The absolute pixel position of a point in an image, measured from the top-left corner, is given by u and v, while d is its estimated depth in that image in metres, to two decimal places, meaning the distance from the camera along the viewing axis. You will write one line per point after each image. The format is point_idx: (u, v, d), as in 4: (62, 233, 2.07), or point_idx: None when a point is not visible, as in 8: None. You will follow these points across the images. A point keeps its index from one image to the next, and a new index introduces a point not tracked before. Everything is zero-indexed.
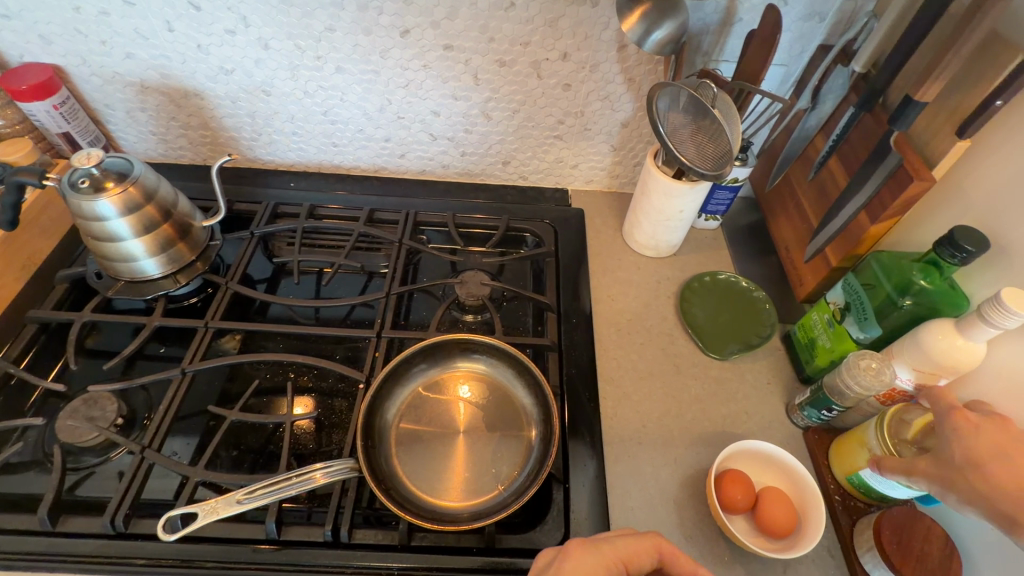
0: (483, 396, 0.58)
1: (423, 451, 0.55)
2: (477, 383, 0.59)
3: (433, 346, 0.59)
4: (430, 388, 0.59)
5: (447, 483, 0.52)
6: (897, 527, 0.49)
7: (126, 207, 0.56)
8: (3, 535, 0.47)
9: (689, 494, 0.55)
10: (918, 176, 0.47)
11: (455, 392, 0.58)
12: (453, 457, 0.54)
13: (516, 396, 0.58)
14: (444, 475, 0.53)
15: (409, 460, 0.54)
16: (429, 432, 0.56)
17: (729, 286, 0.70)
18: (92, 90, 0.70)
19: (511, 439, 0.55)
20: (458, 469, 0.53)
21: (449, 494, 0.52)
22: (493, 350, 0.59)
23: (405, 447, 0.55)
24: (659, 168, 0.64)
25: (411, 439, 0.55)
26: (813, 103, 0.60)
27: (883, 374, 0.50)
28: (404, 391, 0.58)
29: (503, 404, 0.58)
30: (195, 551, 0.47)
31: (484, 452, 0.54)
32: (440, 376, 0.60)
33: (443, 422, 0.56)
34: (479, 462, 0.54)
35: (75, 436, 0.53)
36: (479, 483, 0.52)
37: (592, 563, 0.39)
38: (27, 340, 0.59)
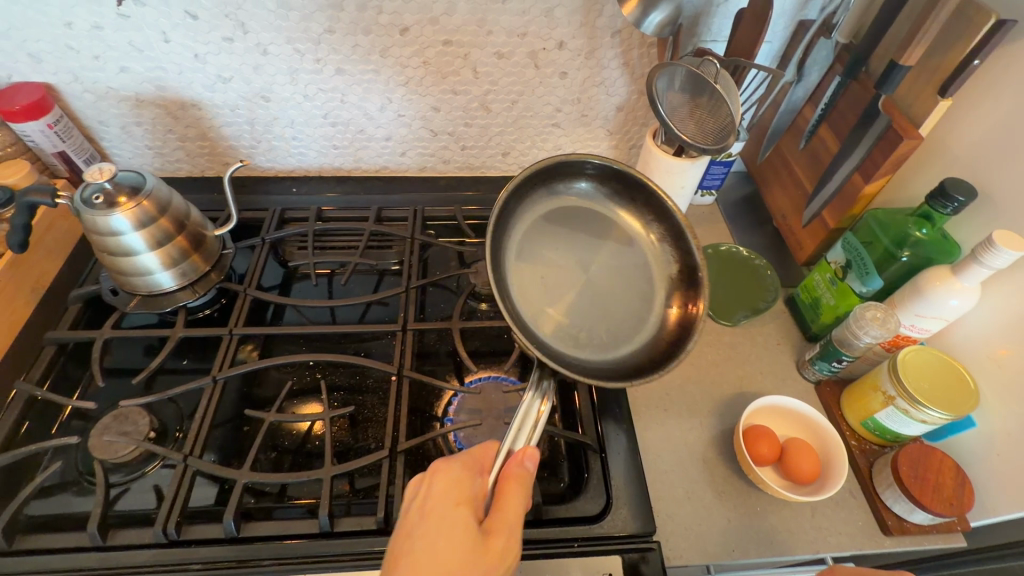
0: (619, 255, 0.61)
1: (537, 294, 0.56)
2: (615, 236, 0.62)
3: (553, 173, 0.59)
4: (548, 228, 0.61)
5: (557, 327, 0.54)
6: (912, 463, 0.52)
7: (140, 221, 0.56)
8: (51, 554, 0.47)
9: (717, 453, 0.58)
10: (907, 136, 0.51)
11: (584, 239, 0.62)
12: (572, 309, 0.57)
13: (652, 255, 0.60)
14: (558, 322, 0.55)
15: (529, 299, 0.55)
16: (544, 278, 0.58)
17: (733, 256, 0.73)
18: (85, 107, 0.68)
19: (643, 299, 0.58)
20: (580, 318, 0.56)
21: (575, 341, 0.54)
22: (648, 205, 0.60)
23: (519, 293, 0.55)
24: (659, 147, 0.66)
25: (523, 285, 0.56)
26: (799, 77, 0.60)
27: (888, 322, 0.54)
28: (520, 231, 0.59)
29: (634, 265, 0.60)
30: (252, 550, 0.48)
31: (619, 313, 0.57)
32: (567, 220, 0.62)
33: (556, 275, 0.59)
34: (618, 321, 0.57)
35: (111, 452, 0.53)
36: (599, 336, 0.55)
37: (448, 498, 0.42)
38: (47, 364, 0.58)
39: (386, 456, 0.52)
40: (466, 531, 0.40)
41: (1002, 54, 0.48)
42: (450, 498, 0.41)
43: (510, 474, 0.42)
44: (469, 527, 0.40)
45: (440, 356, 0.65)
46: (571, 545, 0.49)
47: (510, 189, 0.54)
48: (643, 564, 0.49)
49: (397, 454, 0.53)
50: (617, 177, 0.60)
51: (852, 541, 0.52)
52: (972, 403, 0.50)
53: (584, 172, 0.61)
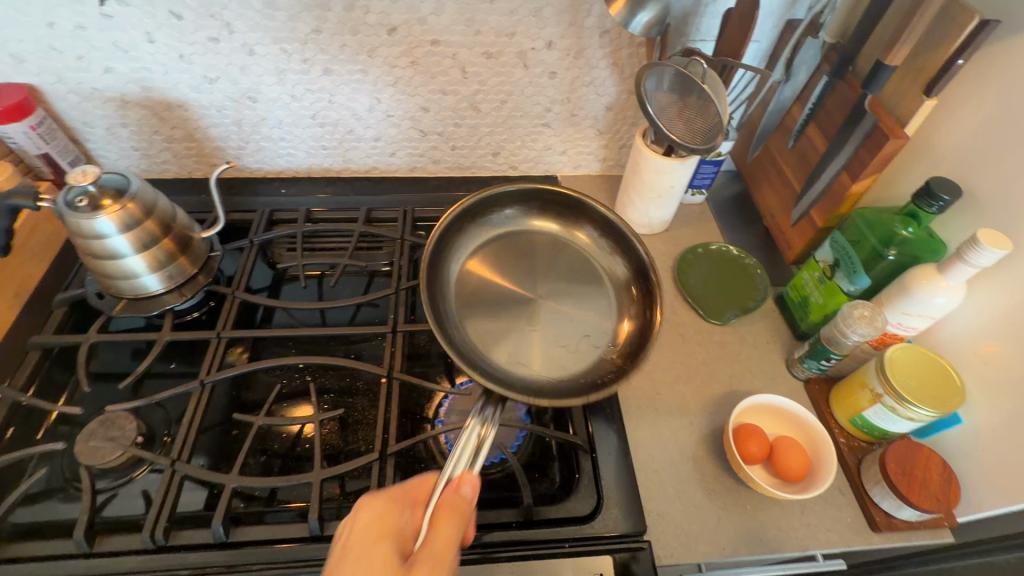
0: (567, 267, 0.64)
1: (487, 320, 0.58)
2: (559, 254, 0.65)
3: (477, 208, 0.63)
4: (488, 255, 0.63)
5: (508, 351, 0.56)
6: (900, 460, 0.53)
7: (125, 224, 0.55)
8: (37, 562, 0.46)
9: (708, 451, 0.58)
10: (893, 135, 0.51)
11: (530, 261, 0.64)
12: (526, 329, 0.58)
13: (599, 263, 0.64)
14: (510, 344, 0.57)
15: (479, 333, 0.56)
16: (492, 308, 0.59)
17: (722, 256, 0.73)
18: (69, 108, 0.68)
19: (594, 308, 0.61)
20: (537, 337, 0.58)
21: (534, 363, 0.55)
22: (585, 218, 0.66)
23: (465, 322, 0.57)
24: (649, 147, 0.66)
25: (470, 316, 0.58)
26: (787, 76, 0.62)
27: (876, 321, 0.54)
28: (461, 256, 0.62)
29: (584, 275, 0.64)
30: (240, 555, 0.48)
31: (573, 324, 0.60)
32: (509, 241, 0.65)
33: (507, 297, 0.60)
34: (573, 332, 0.59)
35: (97, 458, 0.52)
36: (553, 352, 0.57)
37: (376, 529, 0.39)
38: (31, 369, 0.57)
39: (375, 458, 0.52)
40: (388, 566, 0.37)
41: (986, 55, 0.48)
42: (375, 530, 0.39)
43: (445, 503, 0.40)
44: (392, 565, 0.37)
45: (430, 357, 0.64)
46: (562, 546, 0.49)
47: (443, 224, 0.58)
48: (634, 563, 0.49)
49: (387, 457, 0.53)
50: (549, 199, 0.66)
51: (842, 537, 0.53)
52: (957, 399, 0.50)
53: (514, 201, 0.66)
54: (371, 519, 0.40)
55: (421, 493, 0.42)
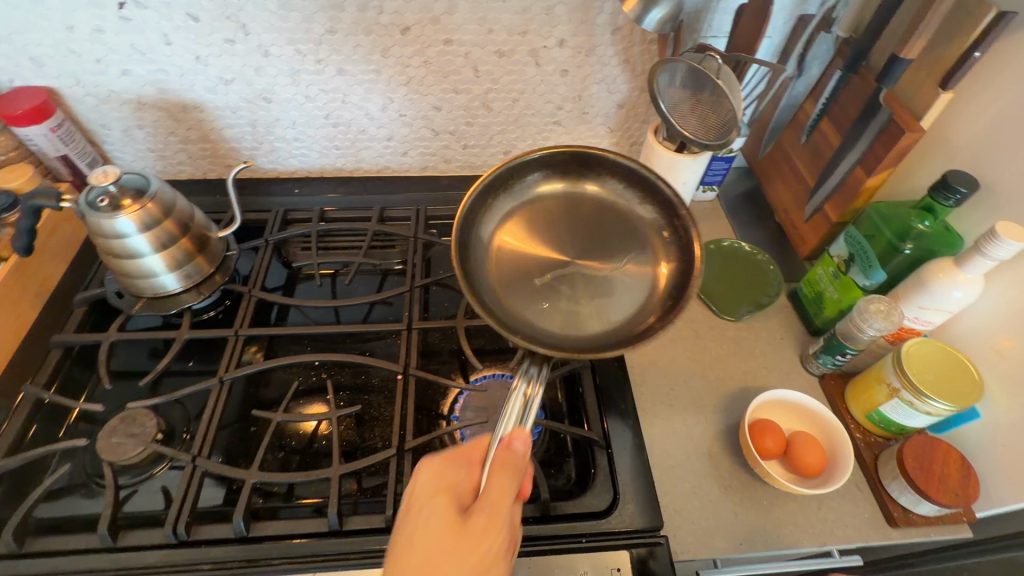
0: (596, 222, 0.61)
1: (529, 292, 0.56)
2: (585, 207, 0.62)
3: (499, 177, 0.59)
4: (513, 227, 0.60)
5: (559, 319, 0.54)
6: (918, 455, 0.53)
7: (144, 223, 0.56)
8: (62, 556, 0.47)
9: (723, 447, 0.58)
10: (909, 129, 0.52)
11: (559, 222, 0.61)
12: (572, 295, 0.56)
13: (627, 211, 0.61)
14: (556, 312, 0.55)
15: (519, 306, 0.54)
16: (528, 277, 0.57)
17: (734, 252, 0.73)
18: (87, 110, 0.69)
19: (632, 256, 0.59)
20: (579, 298, 0.56)
21: (581, 327, 0.54)
22: (607, 169, 0.61)
23: (506, 299, 0.55)
24: (661, 144, 0.67)
25: (511, 292, 0.55)
26: (799, 71, 0.60)
27: (892, 315, 0.54)
28: (485, 230, 0.58)
29: (614, 226, 0.61)
30: (260, 550, 0.49)
31: (616, 277, 0.58)
32: (530, 206, 0.61)
33: (544, 267, 0.58)
34: (616, 287, 0.57)
35: (119, 453, 0.53)
36: (603, 309, 0.55)
37: (436, 486, 0.42)
38: (53, 368, 0.58)
39: (393, 454, 0.52)
40: (448, 516, 0.40)
41: (1002, 47, 0.48)
42: (436, 485, 0.42)
43: (497, 460, 0.41)
44: (451, 517, 0.40)
45: (444, 354, 0.65)
46: (579, 541, 0.49)
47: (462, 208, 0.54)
48: (651, 559, 0.49)
49: (404, 453, 0.53)
50: (571, 156, 0.61)
51: (859, 533, 0.53)
52: (976, 393, 0.50)
53: (535, 166, 0.61)
54: (430, 477, 0.42)
55: (476, 453, 0.44)
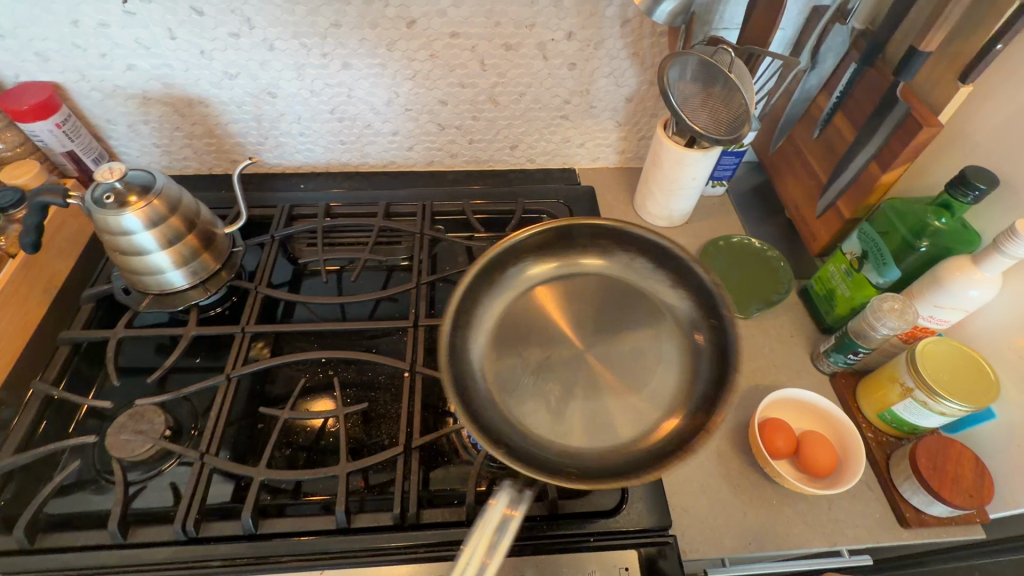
0: (616, 308, 0.57)
1: (541, 389, 0.52)
2: (608, 287, 0.59)
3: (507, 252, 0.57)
4: (518, 319, 0.56)
5: (574, 424, 0.50)
6: (931, 455, 0.52)
7: (150, 220, 0.56)
8: (72, 552, 0.47)
9: (732, 446, 0.57)
10: (927, 124, 0.50)
11: (578, 302, 0.57)
12: (592, 394, 0.51)
13: (647, 291, 0.58)
14: (573, 416, 0.50)
15: (523, 400, 0.50)
16: (539, 361, 0.53)
17: (743, 248, 0.72)
18: (93, 106, 0.68)
19: (660, 347, 0.54)
20: (595, 395, 0.52)
21: (594, 432, 0.49)
22: (634, 247, 0.59)
23: (514, 401, 0.50)
24: (670, 138, 0.65)
25: (521, 393, 0.51)
26: (812, 64, 0.59)
27: (906, 313, 0.53)
28: (485, 317, 0.55)
29: (636, 310, 0.57)
30: (269, 547, 0.49)
31: (642, 371, 0.53)
32: (535, 291, 0.58)
33: (561, 358, 0.53)
34: (642, 386, 0.52)
35: (128, 450, 0.53)
36: (630, 412, 0.50)
37: None
38: (63, 362, 0.58)
39: (400, 452, 0.52)
40: None
41: None
42: None
43: None
44: None
45: None
46: (587, 540, 0.49)
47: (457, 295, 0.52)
48: (660, 559, 0.48)
49: (412, 451, 0.53)
50: (594, 230, 0.59)
51: (870, 533, 0.52)
52: (992, 393, 0.49)
53: (552, 241, 0.59)
54: None
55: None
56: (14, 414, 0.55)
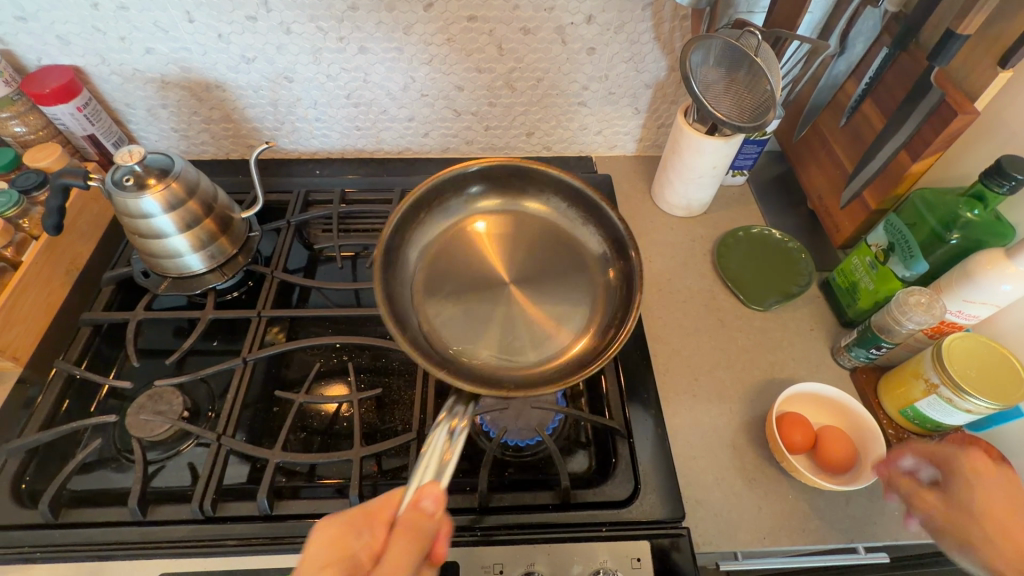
0: (540, 246, 0.60)
1: (462, 312, 0.55)
2: (534, 229, 0.61)
3: (432, 195, 0.59)
4: (446, 252, 0.59)
5: (493, 342, 0.53)
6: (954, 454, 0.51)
7: (169, 203, 0.56)
8: (94, 527, 0.48)
9: (748, 439, 0.57)
10: (962, 111, 0.48)
11: (509, 239, 0.60)
12: (508, 320, 0.55)
13: (573, 231, 0.61)
14: (491, 338, 0.54)
15: (448, 326, 0.54)
16: (462, 291, 0.57)
17: (763, 239, 0.71)
18: (113, 90, 0.69)
19: (577, 283, 0.58)
20: (516, 325, 0.55)
21: (509, 352, 0.53)
22: (549, 188, 0.61)
23: (435, 320, 0.54)
24: (691, 126, 0.64)
25: (445, 315, 0.55)
26: (841, 49, 0.57)
27: (933, 307, 0.51)
28: (419, 251, 0.58)
29: (560, 250, 0.60)
30: (283, 528, 0.49)
31: (557, 303, 0.57)
32: (465, 226, 0.61)
33: (484, 288, 0.57)
34: (554, 316, 0.56)
35: (147, 430, 0.54)
36: (543, 336, 0.54)
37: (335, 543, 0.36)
38: (84, 343, 0.60)
39: (413, 438, 0.53)
40: None
41: None
42: (332, 546, 0.36)
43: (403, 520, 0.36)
44: None
45: None
46: (599, 530, 0.49)
47: (391, 229, 0.54)
48: (674, 551, 0.48)
49: (424, 437, 0.53)
50: (511, 172, 0.60)
51: (889, 531, 0.51)
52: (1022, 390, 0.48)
53: (480, 183, 0.61)
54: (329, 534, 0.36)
55: (386, 512, 0.37)
56: (38, 393, 0.56)
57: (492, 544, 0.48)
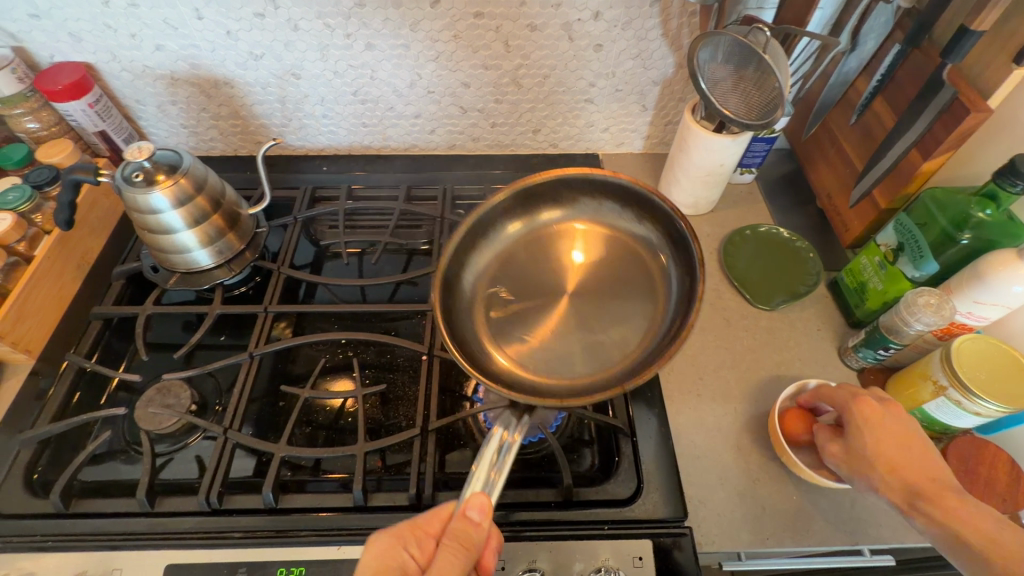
0: (593, 248, 0.60)
1: (535, 332, 0.55)
2: (583, 231, 0.60)
3: (482, 223, 0.57)
4: (506, 277, 0.58)
5: (574, 355, 0.54)
6: (963, 457, 0.52)
7: (178, 199, 0.57)
8: (103, 518, 0.49)
9: (752, 439, 0.56)
10: (975, 109, 0.48)
11: (563, 246, 0.60)
12: (583, 329, 0.56)
13: (622, 227, 0.59)
14: (569, 351, 0.54)
15: (523, 348, 0.54)
16: (531, 310, 0.57)
17: (770, 238, 0.70)
18: (123, 86, 0.70)
19: (641, 275, 0.57)
20: (591, 331, 0.55)
21: (590, 362, 0.53)
22: (590, 193, 0.59)
23: (511, 347, 0.54)
24: (698, 123, 0.63)
25: (521, 337, 0.55)
26: (852, 46, 0.56)
27: (943, 308, 0.51)
28: (473, 276, 0.57)
29: (613, 248, 0.59)
30: (288, 521, 0.50)
31: (623, 301, 0.57)
32: (519, 245, 0.60)
33: (552, 302, 0.57)
34: (622, 315, 0.56)
35: (156, 423, 0.54)
36: (617, 337, 0.54)
37: (388, 554, 0.40)
38: (94, 337, 0.60)
39: (417, 434, 0.53)
40: None
41: None
42: (386, 555, 0.40)
43: (450, 532, 0.39)
44: None
45: None
46: (601, 528, 0.49)
47: (444, 270, 0.53)
48: (676, 550, 0.48)
49: (428, 433, 0.54)
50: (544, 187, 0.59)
51: (894, 534, 0.51)
52: None
53: (517, 207, 0.59)
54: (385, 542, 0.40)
55: (432, 526, 0.41)
56: (50, 386, 0.57)
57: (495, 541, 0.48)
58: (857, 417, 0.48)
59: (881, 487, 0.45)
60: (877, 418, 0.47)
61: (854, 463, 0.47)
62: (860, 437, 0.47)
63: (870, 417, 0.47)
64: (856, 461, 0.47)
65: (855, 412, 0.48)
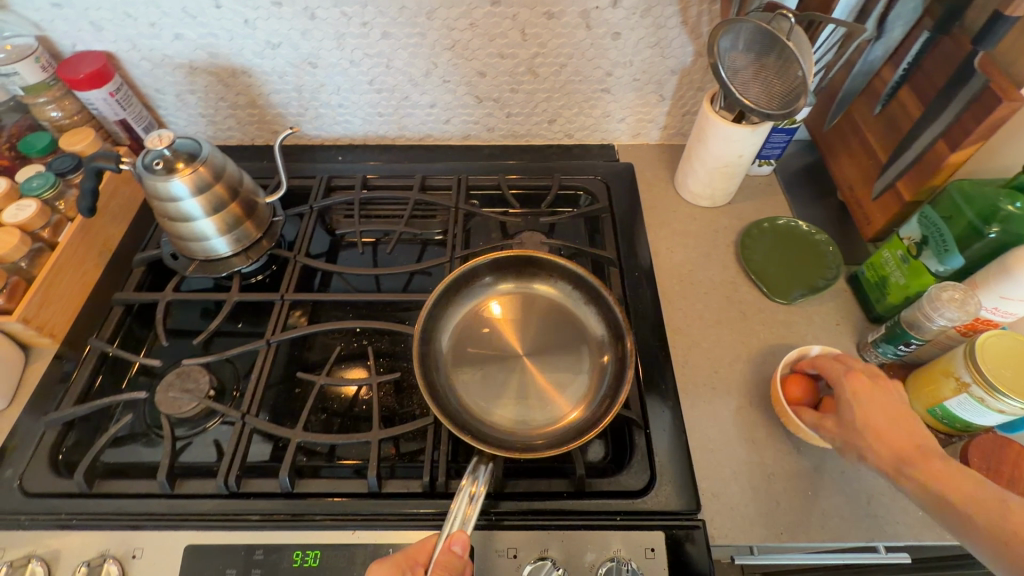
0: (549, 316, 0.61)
1: (484, 385, 0.56)
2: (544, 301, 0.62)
3: (464, 277, 0.60)
4: (470, 329, 0.60)
5: (506, 413, 0.54)
6: (985, 454, 0.52)
7: (196, 187, 0.57)
8: (125, 498, 0.51)
9: (767, 433, 0.56)
10: (1007, 99, 0.46)
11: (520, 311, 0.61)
12: (522, 389, 0.56)
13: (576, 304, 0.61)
14: (505, 408, 0.55)
15: (471, 397, 0.55)
16: (481, 363, 0.58)
17: (789, 230, 0.69)
18: (143, 75, 0.70)
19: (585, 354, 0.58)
20: (527, 394, 0.56)
21: (520, 422, 0.54)
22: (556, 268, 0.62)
23: (459, 393, 0.55)
24: (717, 113, 0.62)
25: (468, 387, 0.56)
26: (878, 33, 0.54)
27: (968, 303, 0.49)
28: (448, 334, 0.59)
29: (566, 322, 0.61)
30: (305, 505, 0.51)
31: (562, 373, 0.57)
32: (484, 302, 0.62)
33: (500, 360, 0.58)
34: (557, 385, 0.57)
35: (175, 407, 0.55)
36: (548, 407, 0.55)
37: None
38: (115, 322, 0.62)
39: (430, 422, 0.53)
40: None
41: None
42: None
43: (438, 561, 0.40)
44: None
45: None
46: (613, 519, 0.49)
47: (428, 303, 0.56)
48: (688, 541, 0.48)
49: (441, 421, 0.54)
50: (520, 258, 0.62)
51: (911, 530, 0.50)
52: None
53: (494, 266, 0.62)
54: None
55: (422, 555, 0.43)
56: (74, 368, 0.59)
57: (507, 528, 0.48)
58: (847, 391, 0.48)
59: (866, 454, 0.45)
60: (866, 393, 0.48)
61: (841, 432, 0.48)
62: (849, 409, 0.48)
63: (862, 391, 0.48)
64: (845, 429, 0.47)
65: (845, 385, 0.49)
